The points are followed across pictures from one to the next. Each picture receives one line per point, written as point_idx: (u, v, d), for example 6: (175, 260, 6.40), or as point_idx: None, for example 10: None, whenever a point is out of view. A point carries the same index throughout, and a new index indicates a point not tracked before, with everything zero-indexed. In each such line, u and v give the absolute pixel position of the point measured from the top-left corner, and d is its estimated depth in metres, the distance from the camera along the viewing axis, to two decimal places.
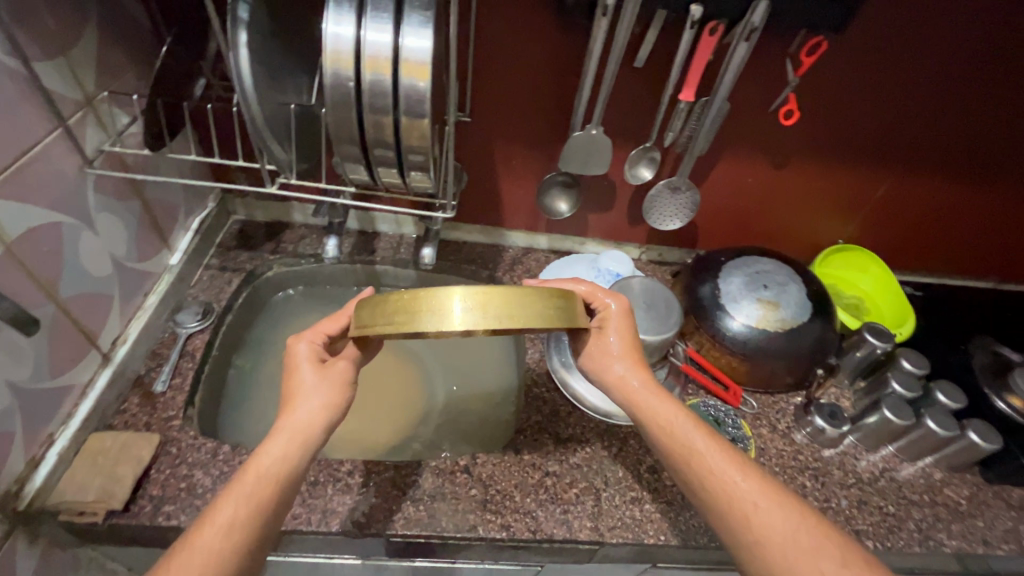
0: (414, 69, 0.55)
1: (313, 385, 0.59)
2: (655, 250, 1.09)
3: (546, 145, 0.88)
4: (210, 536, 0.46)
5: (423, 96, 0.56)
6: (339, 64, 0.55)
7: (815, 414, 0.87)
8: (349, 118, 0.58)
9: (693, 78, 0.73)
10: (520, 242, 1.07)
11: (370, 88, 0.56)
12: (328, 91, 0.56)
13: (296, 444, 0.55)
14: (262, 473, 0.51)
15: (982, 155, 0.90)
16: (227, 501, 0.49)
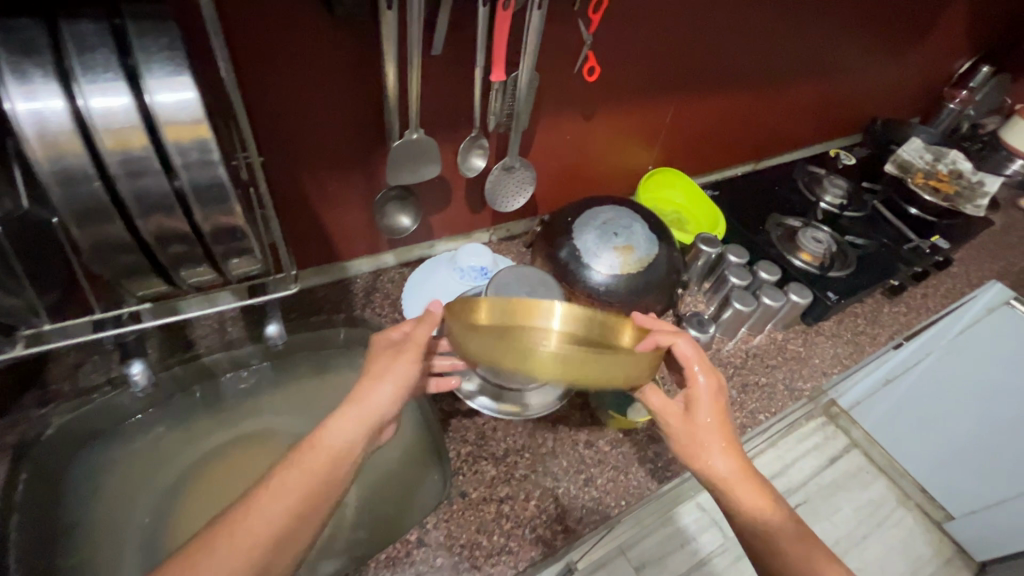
0: (188, 132, 0.39)
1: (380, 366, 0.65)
2: (503, 228, 1.09)
3: (365, 161, 0.77)
4: (268, 504, 0.56)
5: (216, 164, 0.41)
6: (61, 156, 0.37)
7: (688, 326, 0.97)
8: (110, 229, 0.41)
9: (499, 56, 0.69)
10: (365, 267, 0.98)
11: (128, 176, 0.39)
12: (58, 200, 0.38)
13: (358, 420, 0.63)
14: (323, 447, 0.61)
15: (728, 66, 1.07)
16: (287, 473, 0.59)
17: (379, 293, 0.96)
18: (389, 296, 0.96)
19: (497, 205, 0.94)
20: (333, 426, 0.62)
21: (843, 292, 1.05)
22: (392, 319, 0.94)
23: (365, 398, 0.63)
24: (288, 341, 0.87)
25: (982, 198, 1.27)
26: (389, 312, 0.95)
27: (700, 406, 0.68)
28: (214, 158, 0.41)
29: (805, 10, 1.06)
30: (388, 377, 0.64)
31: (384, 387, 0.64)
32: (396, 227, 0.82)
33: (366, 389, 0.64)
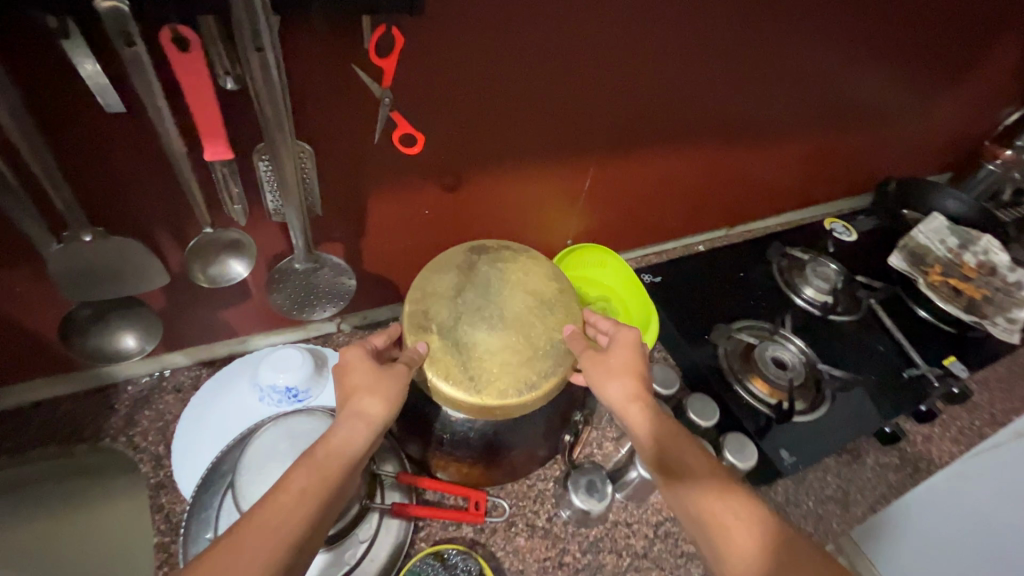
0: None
1: (369, 379, 0.56)
2: (357, 315, 0.82)
3: (21, 256, 0.49)
4: (284, 499, 0.46)
5: None
6: None
7: (572, 493, 0.69)
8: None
9: (208, 127, 0.42)
10: (142, 370, 0.71)
11: None
12: None
13: (360, 430, 0.53)
14: (335, 453, 0.51)
15: (675, 125, 0.77)
16: (299, 470, 0.49)
17: (150, 411, 0.70)
18: (162, 418, 0.70)
19: (287, 311, 0.63)
20: (334, 437, 0.52)
21: (804, 450, 0.76)
22: (150, 456, 0.67)
23: (352, 405, 0.54)
24: None
25: (1017, 310, 0.96)
26: (152, 446, 0.68)
27: (618, 350, 0.63)
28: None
29: (794, 51, 0.76)
30: (381, 387, 0.56)
31: (373, 400, 0.55)
32: (111, 352, 0.55)
33: (354, 400, 0.55)
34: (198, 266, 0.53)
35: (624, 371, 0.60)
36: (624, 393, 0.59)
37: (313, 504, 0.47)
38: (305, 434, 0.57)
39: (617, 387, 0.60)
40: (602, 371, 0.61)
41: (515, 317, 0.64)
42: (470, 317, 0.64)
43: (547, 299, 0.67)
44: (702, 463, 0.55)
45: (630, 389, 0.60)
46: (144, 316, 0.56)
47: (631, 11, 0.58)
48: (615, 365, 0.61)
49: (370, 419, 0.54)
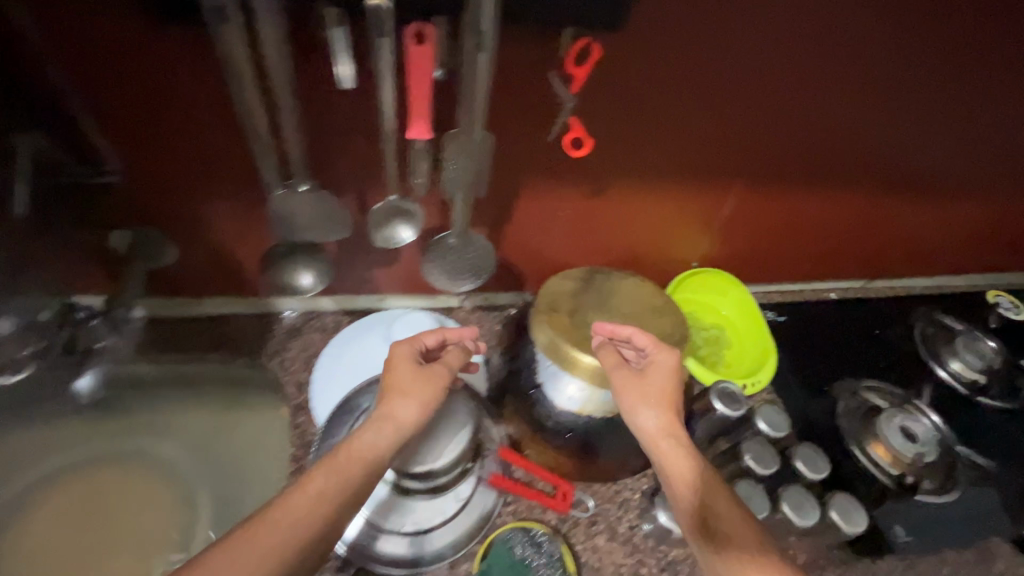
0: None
1: (410, 381, 0.58)
2: (480, 295, 0.87)
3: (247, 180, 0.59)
4: (299, 500, 0.48)
5: None
6: None
7: (660, 509, 0.67)
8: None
9: (419, 104, 0.48)
10: (298, 306, 0.83)
11: None
12: None
13: (386, 432, 0.55)
14: (356, 457, 0.52)
15: (831, 168, 0.74)
16: (321, 470, 0.50)
17: (300, 342, 0.81)
18: (307, 350, 0.81)
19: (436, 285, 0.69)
20: (360, 437, 0.53)
21: (917, 534, 0.71)
22: (295, 380, 0.79)
23: (384, 408, 0.56)
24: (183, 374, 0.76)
25: None
26: (298, 372, 0.79)
27: (655, 377, 0.62)
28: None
29: (995, 103, 0.69)
30: (415, 391, 0.58)
31: (406, 405, 0.56)
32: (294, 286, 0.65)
33: (389, 402, 0.57)
34: (376, 238, 0.61)
35: (654, 398, 0.60)
36: (660, 420, 0.59)
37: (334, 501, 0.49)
38: None
39: (651, 414, 0.59)
40: (638, 392, 0.61)
41: (631, 315, 0.74)
42: (591, 310, 0.73)
43: (661, 308, 0.76)
44: (736, 511, 0.53)
45: (665, 419, 0.59)
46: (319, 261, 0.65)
47: (809, 44, 0.58)
48: (649, 389, 0.61)
49: (399, 422, 0.56)
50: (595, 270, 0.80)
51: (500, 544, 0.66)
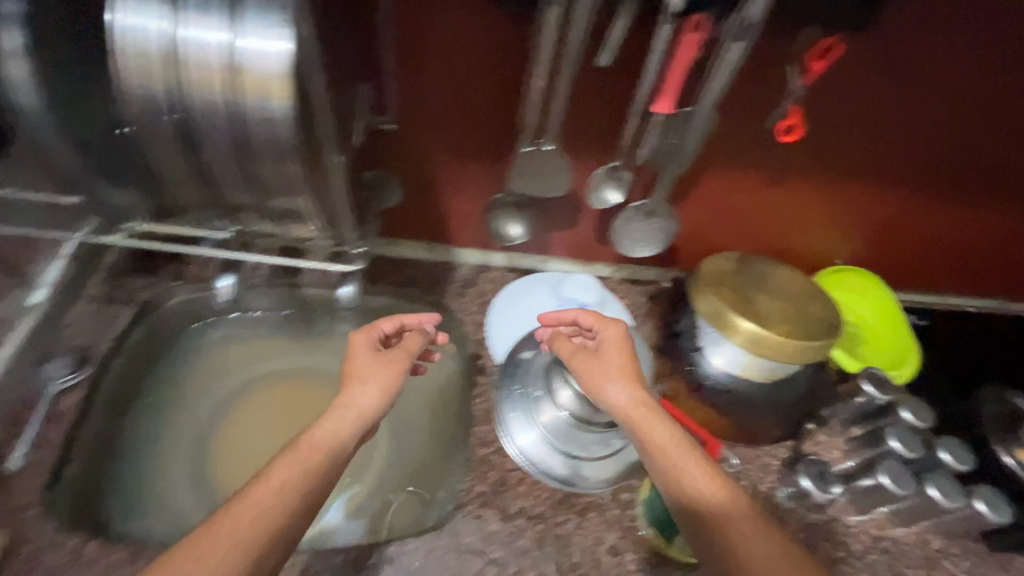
0: (256, 85, 0.42)
1: (369, 367, 0.61)
2: (628, 269, 0.95)
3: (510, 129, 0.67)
4: (265, 489, 0.49)
5: (222, 111, 0.44)
6: (151, 77, 0.43)
7: (804, 474, 0.75)
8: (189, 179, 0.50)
9: (671, 84, 0.56)
10: (474, 258, 0.94)
11: (166, 92, 0.43)
12: (136, 113, 0.45)
13: (346, 420, 0.57)
14: (317, 444, 0.54)
15: (993, 182, 0.78)
16: (285, 462, 0.51)
17: (474, 290, 0.91)
18: (482, 295, 0.92)
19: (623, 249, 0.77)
20: (330, 423, 0.56)
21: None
22: (473, 319, 0.89)
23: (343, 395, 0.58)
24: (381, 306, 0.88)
25: None
26: (474, 313, 0.90)
27: (608, 353, 0.64)
28: (274, 108, 0.43)
29: None
30: (376, 377, 0.61)
31: (359, 388, 0.59)
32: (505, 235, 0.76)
33: (348, 387, 0.60)
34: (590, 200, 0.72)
35: (616, 370, 0.62)
36: (623, 407, 0.60)
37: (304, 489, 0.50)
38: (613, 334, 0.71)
39: (620, 388, 0.61)
40: (597, 369, 0.63)
41: (788, 298, 0.80)
42: (753, 287, 0.80)
43: (814, 294, 0.81)
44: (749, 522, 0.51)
45: (627, 401, 0.60)
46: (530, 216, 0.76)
47: (1006, 61, 0.63)
48: (603, 363, 0.63)
49: (365, 409, 0.58)
50: (749, 255, 0.86)
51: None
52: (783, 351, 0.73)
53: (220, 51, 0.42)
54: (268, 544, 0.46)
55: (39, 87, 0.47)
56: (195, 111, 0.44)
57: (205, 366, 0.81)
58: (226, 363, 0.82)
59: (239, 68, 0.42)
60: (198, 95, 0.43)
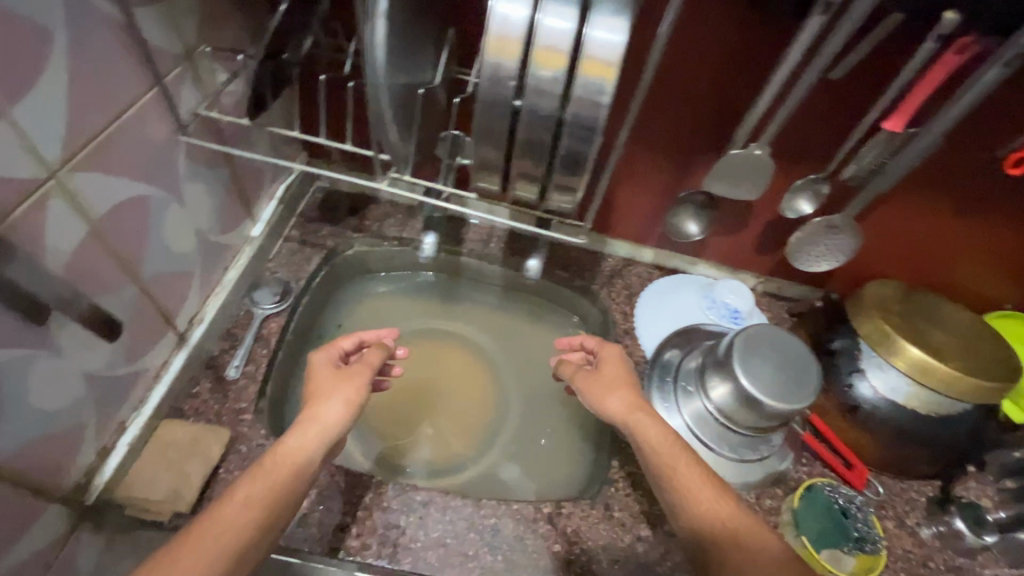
0: (598, 69, 0.43)
1: (327, 384, 0.59)
2: (774, 283, 0.94)
3: (729, 133, 0.70)
4: (233, 508, 0.47)
5: (557, 93, 0.45)
6: (503, 55, 0.44)
7: (957, 517, 0.75)
8: (492, 155, 0.50)
9: (913, 102, 0.56)
10: (623, 251, 0.96)
11: (489, 74, 0.45)
12: (482, 89, 0.46)
13: (312, 435, 0.54)
14: (284, 457, 0.52)
15: None
16: (248, 479, 0.49)
17: (622, 281, 0.93)
18: (629, 288, 0.93)
19: (797, 263, 0.80)
20: (297, 441, 0.53)
21: None
22: (620, 310, 0.91)
23: (314, 411, 0.56)
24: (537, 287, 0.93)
25: None
26: (621, 304, 0.92)
27: (611, 369, 0.70)
28: (605, 99, 0.44)
29: None
30: (338, 393, 0.58)
31: (333, 404, 0.57)
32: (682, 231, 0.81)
33: (315, 404, 0.56)
34: (781, 207, 0.75)
35: (612, 382, 0.68)
36: (617, 408, 0.65)
37: (268, 508, 0.48)
38: (779, 352, 0.73)
39: (616, 397, 0.66)
40: (601, 385, 0.68)
41: (960, 335, 0.76)
42: (924, 320, 0.77)
43: (989, 334, 0.78)
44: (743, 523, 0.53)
45: (621, 408, 0.65)
46: (710, 217, 0.79)
47: None
48: (608, 378, 0.69)
49: (328, 424, 0.56)
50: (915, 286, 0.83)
51: (818, 490, 0.74)
52: (957, 387, 0.70)
53: (570, 40, 0.43)
54: (241, 554, 0.45)
55: (399, 45, 0.50)
56: (535, 91, 0.45)
57: (366, 315, 0.90)
58: (382, 315, 0.91)
59: (588, 53, 0.43)
60: (544, 75, 0.44)
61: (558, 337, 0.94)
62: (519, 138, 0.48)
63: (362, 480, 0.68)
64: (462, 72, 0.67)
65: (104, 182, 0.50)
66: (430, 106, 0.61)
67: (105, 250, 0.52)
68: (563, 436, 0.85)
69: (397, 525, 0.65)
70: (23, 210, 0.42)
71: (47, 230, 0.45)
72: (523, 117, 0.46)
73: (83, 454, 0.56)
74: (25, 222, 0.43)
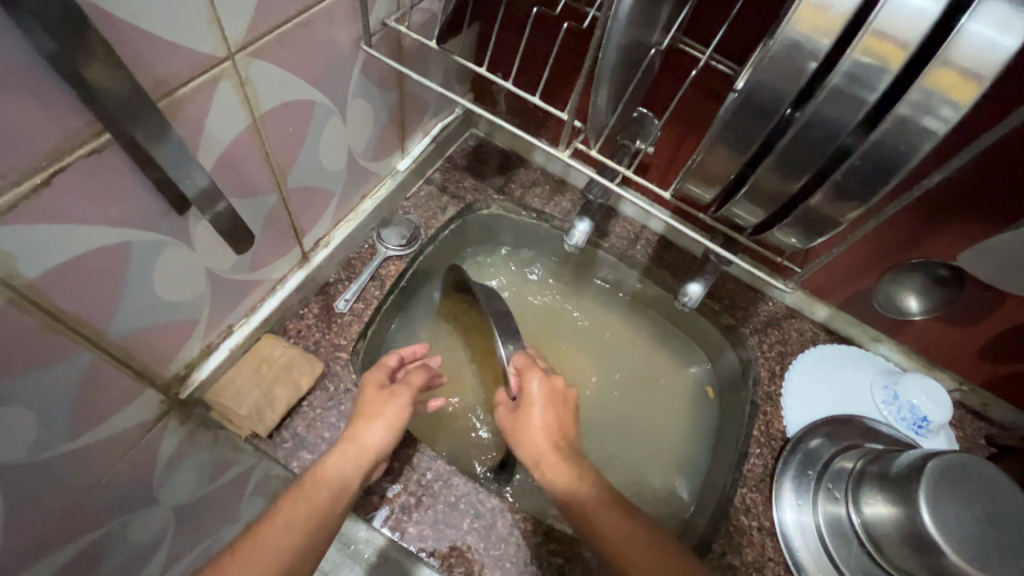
0: (949, 81, 0.30)
1: (375, 406, 0.58)
2: (980, 396, 0.71)
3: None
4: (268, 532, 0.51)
5: (865, 98, 0.33)
6: (817, 32, 0.32)
7: None
8: (727, 162, 0.40)
9: None
10: (790, 299, 0.78)
11: (777, 57, 0.34)
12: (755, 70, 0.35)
13: (350, 457, 0.55)
14: (322, 482, 0.53)
15: None
16: (289, 504, 0.52)
17: (778, 333, 0.76)
18: (785, 344, 0.76)
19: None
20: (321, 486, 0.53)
21: None
22: (768, 367, 0.74)
23: (359, 433, 0.56)
24: (677, 311, 0.80)
25: None
26: (771, 360, 0.75)
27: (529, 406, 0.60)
28: (939, 128, 0.32)
29: None
30: (384, 415, 0.58)
31: (375, 429, 0.57)
32: (900, 306, 0.65)
33: (359, 426, 0.57)
34: None
35: (528, 422, 0.60)
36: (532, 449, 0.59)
37: (301, 528, 0.51)
38: (958, 471, 0.55)
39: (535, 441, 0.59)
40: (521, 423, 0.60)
41: None
42: None
43: None
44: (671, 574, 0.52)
45: (544, 448, 0.58)
46: (943, 292, 0.62)
47: None
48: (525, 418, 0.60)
49: (370, 448, 0.56)
50: None
51: None
52: None
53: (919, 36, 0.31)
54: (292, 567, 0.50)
55: None
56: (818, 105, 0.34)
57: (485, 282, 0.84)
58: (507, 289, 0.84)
59: (948, 58, 0.30)
60: (862, 73, 0.32)
61: (679, 372, 0.81)
62: (768, 155, 0.38)
63: (434, 464, 0.62)
64: (689, 41, 0.54)
65: (279, 76, 0.45)
66: (642, 74, 0.50)
67: (259, 148, 0.48)
68: (653, 487, 0.74)
69: (457, 528, 0.59)
70: (191, 84, 0.38)
71: (209, 113, 0.40)
72: (791, 132, 0.36)
73: (187, 348, 0.54)
74: (191, 99, 0.38)
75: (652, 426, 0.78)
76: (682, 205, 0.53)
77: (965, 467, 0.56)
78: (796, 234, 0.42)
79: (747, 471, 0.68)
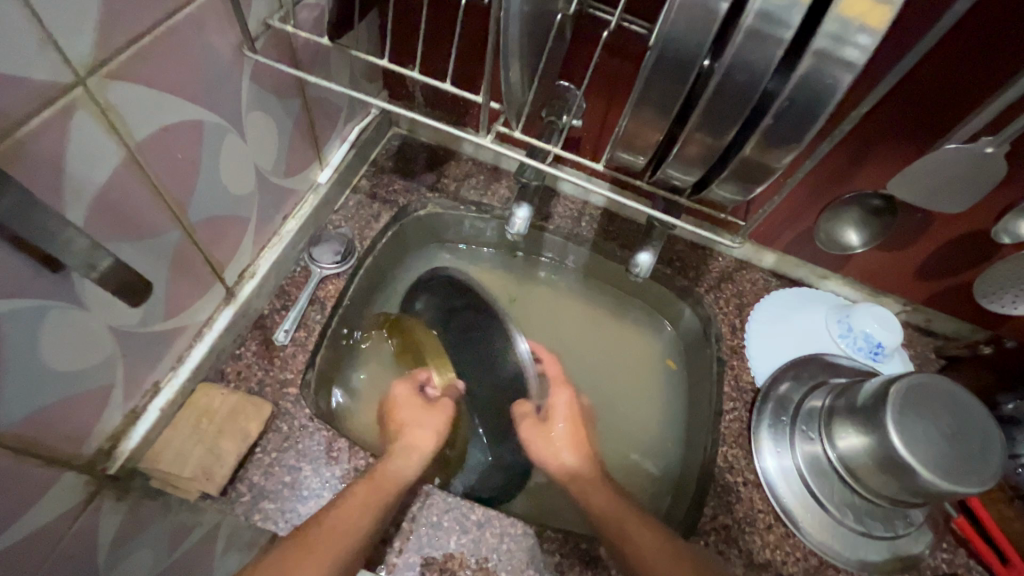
0: (863, 7, 0.30)
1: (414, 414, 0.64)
2: (924, 314, 0.74)
3: (945, 119, 0.52)
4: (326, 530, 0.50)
5: (781, 34, 0.31)
6: None
7: None
8: (656, 123, 0.38)
9: None
10: (738, 252, 0.78)
11: (686, 4, 0.32)
12: (669, 17, 0.32)
13: (409, 462, 0.59)
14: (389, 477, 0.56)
15: None
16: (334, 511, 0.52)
17: (733, 287, 0.77)
18: (740, 297, 0.76)
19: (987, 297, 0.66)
20: (341, 512, 0.52)
21: None
22: (727, 322, 0.74)
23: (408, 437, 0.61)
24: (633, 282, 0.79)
25: None
26: (730, 316, 0.75)
27: (556, 417, 0.65)
28: (858, 56, 0.31)
29: None
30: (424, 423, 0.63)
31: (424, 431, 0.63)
32: (840, 241, 0.67)
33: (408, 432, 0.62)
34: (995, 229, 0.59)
35: (564, 437, 0.64)
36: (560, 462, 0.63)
37: (350, 539, 0.51)
38: (928, 393, 0.57)
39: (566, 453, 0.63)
40: (544, 439, 0.64)
41: None
42: None
43: None
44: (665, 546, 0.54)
45: (575, 465, 0.63)
46: (881, 223, 0.64)
47: None
48: (556, 436, 0.64)
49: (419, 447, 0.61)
50: None
51: None
52: None
53: None
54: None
55: None
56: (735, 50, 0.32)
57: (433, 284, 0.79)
58: None
59: None
60: (773, 10, 0.31)
61: (643, 342, 0.80)
62: (697, 110, 0.36)
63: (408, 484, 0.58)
64: (599, 4, 0.52)
65: (150, 100, 0.40)
66: (554, 43, 0.48)
67: (144, 182, 0.42)
68: (644, 461, 0.74)
69: (445, 548, 0.56)
70: (32, 120, 0.32)
71: (67, 151, 0.35)
72: (714, 82, 0.34)
73: (107, 418, 0.48)
74: (40, 139, 0.33)
75: (625, 400, 0.77)
76: (618, 174, 0.51)
77: (933, 387, 0.57)
78: (737, 188, 0.41)
79: (725, 430, 0.68)
